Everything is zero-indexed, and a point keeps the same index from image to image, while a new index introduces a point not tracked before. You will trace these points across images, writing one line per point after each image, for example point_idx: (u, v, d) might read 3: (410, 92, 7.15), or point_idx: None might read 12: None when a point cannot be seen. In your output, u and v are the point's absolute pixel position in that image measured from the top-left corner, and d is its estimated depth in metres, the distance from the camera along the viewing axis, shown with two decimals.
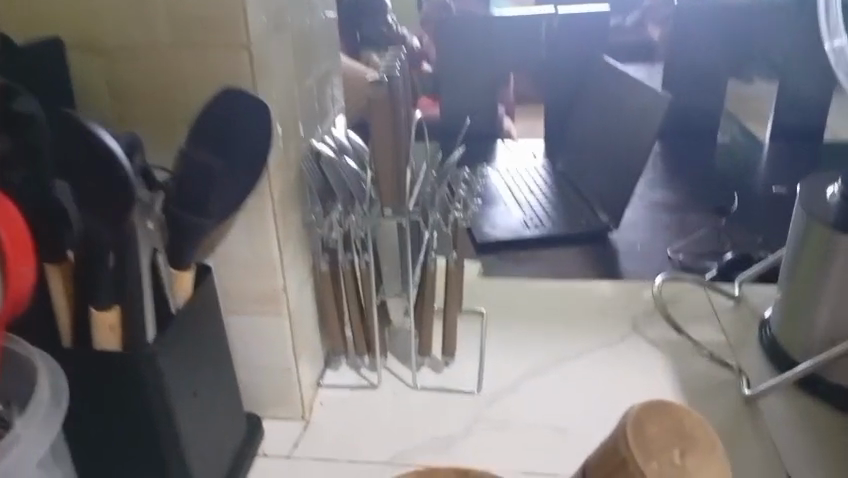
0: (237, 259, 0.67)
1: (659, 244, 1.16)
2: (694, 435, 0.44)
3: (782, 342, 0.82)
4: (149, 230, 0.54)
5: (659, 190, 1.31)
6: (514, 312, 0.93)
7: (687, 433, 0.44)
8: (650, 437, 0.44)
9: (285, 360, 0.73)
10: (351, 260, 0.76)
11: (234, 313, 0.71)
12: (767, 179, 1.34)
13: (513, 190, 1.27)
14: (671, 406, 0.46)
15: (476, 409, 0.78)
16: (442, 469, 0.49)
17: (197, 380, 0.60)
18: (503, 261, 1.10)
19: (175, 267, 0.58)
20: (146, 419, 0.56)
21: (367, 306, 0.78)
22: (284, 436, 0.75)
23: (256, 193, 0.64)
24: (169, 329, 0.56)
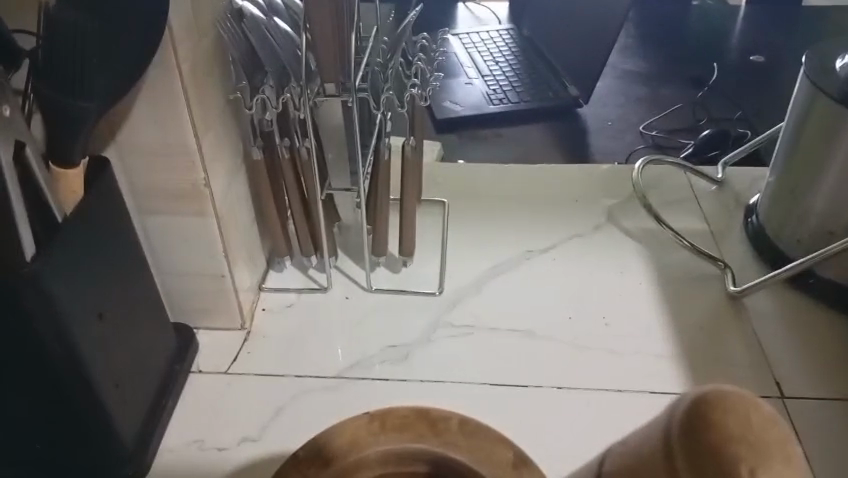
0: (144, 149, 0.55)
1: (634, 121, 1.06)
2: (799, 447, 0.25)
3: (771, 232, 0.75)
4: (12, 115, 0.41)
5: (635, 59, 1.19)
6: (478, 201, 0.84)
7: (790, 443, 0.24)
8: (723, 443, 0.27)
9: (216, 266, 0.62)
10: (288, 147, 0.64)
11: (150, 214, 0.59)
12: (750, 45, 1.23)
13: (475, 59, 1.13)
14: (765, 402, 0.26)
15: (436, 313, 0.70)
16: (397, 410, 0.41)
17: (104, 300, 0.50)
18: (464, 144, 0.99)
19: (59, 165, 0.46)
20: (39, 351, 0.46)
21: (311, 200, 0.67)
22: (221, 349, 0.66)
23: (159, 65, 0.51)
24: (53, 243, 0.44)
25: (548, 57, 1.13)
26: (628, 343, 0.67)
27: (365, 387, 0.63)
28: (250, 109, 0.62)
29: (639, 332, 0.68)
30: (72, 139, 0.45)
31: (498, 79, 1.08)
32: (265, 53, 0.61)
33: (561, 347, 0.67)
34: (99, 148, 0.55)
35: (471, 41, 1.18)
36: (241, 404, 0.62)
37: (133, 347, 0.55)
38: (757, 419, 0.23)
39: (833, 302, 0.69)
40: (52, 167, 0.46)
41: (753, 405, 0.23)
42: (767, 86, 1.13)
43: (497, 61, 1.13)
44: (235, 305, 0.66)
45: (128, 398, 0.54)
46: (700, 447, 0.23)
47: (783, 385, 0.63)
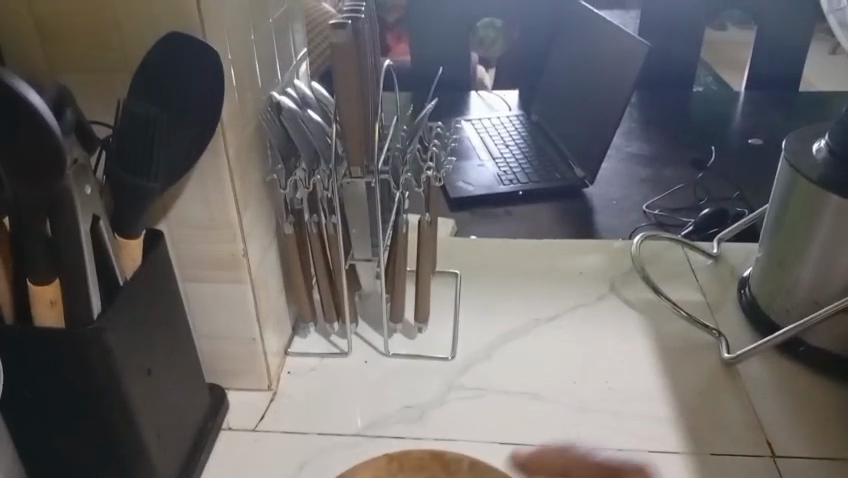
0: (192, 223, 0.63)
1: (638, 199, 1.12)
2: None
3: (763, 303, 0.80)
4: (91, 195, 0.47)
5: (636, 142, 1.27)
6: (489, 273, 0.89)
7: None
8: None
9: (248, 330, 0.69)
10: (317, 222, 0.71)
11: (193, 282, 0.66)
12: (746, 129, 1.31)
13: (487, 144, 1.22)
14: None
15: (449, 377, 0.75)
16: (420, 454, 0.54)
17: (152, 357, 0.56)
18: (477, 220, 1.06)
19: (122, 235, 0.53)
20: (93, 401, 0.52)
21: (336, 270, 0.74)
22: (248, 408, 0.71)
23: (211, 151, 0.59)
24: (117, 302, 0.51)
25: (554, 141, 1.21)
26: (628, 405, 0.71)
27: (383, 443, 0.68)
28: (283, 188, 0.69)
29: (639, 395, 0.72)
30: (133, 211, 0.52)
31: (508, 162, 1.16)
32: (298, 138, 0.69)
33: (567, 409, 0.71)
34: (152, 221, 0.63)
35: (482, 127, 1.28)
36: (267, 460, 0.66)
37: (172, 401, 0.60)
38: None
39: (822, 368, 0.73)
40: (116, 236, 0.53)
41: None
42: (763, 166, 1.20)
43: (508, 145, 1.21)
44: (263, 367, 0.72)
45: (166, 447, 0.59)
46: None
47: (775, 445, 0.67)
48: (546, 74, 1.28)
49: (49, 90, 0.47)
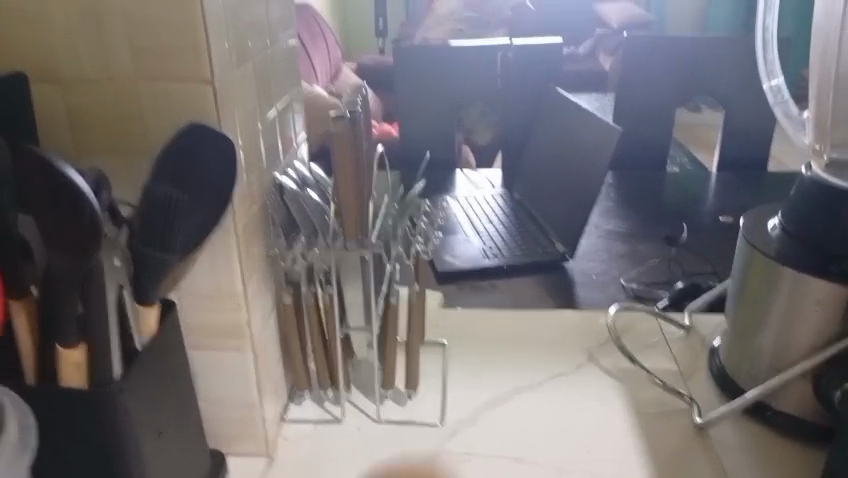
0: (199, 292, 0.68)
1: (615, 273, 1.18)
2: None
3: (730, 370, 0.85)
4: (117, 265, 0.52)
5: (613, 220, 1.35)
6: (475, 343, 0.94)
7: None
8: None
9: (248, 395, 0.73)
10: (314, 293, 0.76)
11: (198, 349, 0.71)
12: (717, 208, 1.39)
13: (472, 221, 1.29)
14: None
15: (437, 442, 0.79)
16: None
17: (162, 419, 0.60)
18: (460, 290, 1.10)
19: (141, 302, 0.57)
20: (108, 460, 0.55)
21: (331, 338, 0.79)
22: (246, 472, 0.74)
23: (221, 228, 0.65)
24: (133, 365, 0.55)
25: (535, 217, 1.29)
26: (607, 466, 0.75)
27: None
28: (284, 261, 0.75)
29: (617, 457, 0.76)
30: (152, 282, 0.56)
31: (492, 238, 1.23)
32: (299, 216, 0.76)
33: (549, 471, 0.75)
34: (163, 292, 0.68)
35: (466, 204, 1.35)
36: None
37: (178, 463, 0.64)
38: None
39: (788, 431, 0.78)
40: (134, 303, 0.57)
41: None
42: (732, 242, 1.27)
43: (491, 221, 1.28)
44: (261, 431, 0.75)
45: None
46: None
47: None
48: (525, 155, 1.37)
49: (90, 174, 0.53)
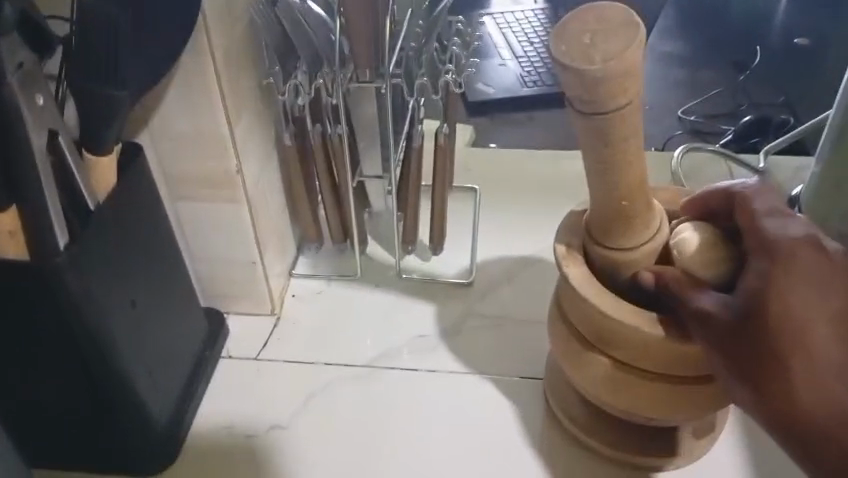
0: (176, 132, 0.55)
1: (675, 105, 1.02)
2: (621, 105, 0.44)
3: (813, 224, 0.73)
4: (41, 106, 0.41)
5: (675, 36, 1.12)
6: (511, 185, 0.80)
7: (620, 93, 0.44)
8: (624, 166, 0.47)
9: (247, 253, 0.62)
10: (321, 133, 0.63)
11: (183, 200, 0.59)
12: (788, 23, 1.11)
13: (509, 40, 1.06)
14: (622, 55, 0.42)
15: (466, 304, 0.69)
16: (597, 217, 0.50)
17: (136, 288, 0.50)
18: (496, 126, 0.96)
19: (91, 152, 0.46)
20: (72, 341, 0.46)
21: (343, 186, 0.66)
22: (249, 335, 0.66)
23: (193, 49, 0.50)
24: (86, 231, 0.44)
25: None
26: None
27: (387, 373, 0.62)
28: (282, 94, 0.61)
29: None
30: (103, 124, 0.44)
31: (532, 61, 1.03)
32: (296, 36, 0.60)
33: None
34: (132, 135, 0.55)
35: (506, 20, 1.10)
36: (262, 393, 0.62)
37: (166, 333, 0.55)
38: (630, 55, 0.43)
39: None
40: (85, 155, 0.46)
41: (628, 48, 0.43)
42: (815, 66, 1.06)
43: (531, 41, 1.06)
44: (266, 291, 0.66)
45: (160, 382, 0.54)
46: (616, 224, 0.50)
47: None
48: None
49: None
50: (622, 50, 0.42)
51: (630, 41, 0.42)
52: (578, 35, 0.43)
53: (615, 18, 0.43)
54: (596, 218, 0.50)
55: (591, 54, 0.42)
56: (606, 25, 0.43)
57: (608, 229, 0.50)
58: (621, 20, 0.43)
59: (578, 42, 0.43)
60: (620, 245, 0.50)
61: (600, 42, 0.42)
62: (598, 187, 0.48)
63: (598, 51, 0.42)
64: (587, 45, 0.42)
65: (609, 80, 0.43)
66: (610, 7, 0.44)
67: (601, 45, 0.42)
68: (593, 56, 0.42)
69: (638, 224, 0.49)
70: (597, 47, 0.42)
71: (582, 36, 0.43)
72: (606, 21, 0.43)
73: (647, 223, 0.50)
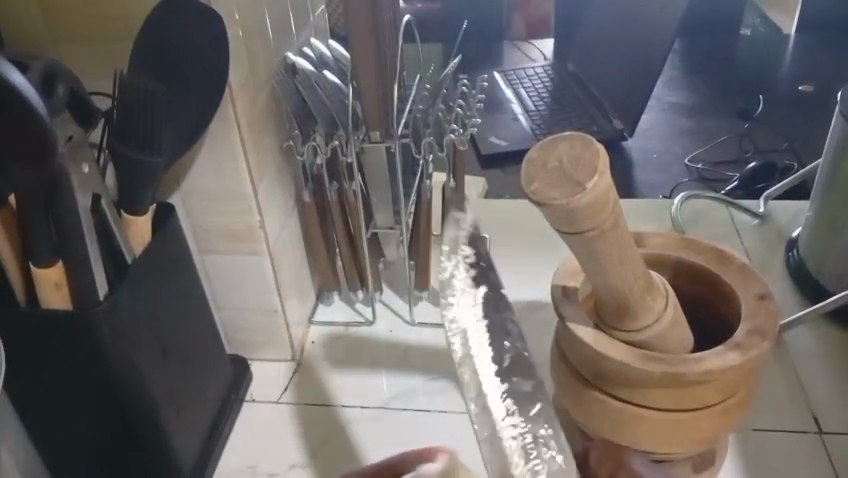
0: (204, 192, 0.60)
1: (680, 152, 1.05)
2: (594, 221, 0.41)
3: (810, 266, 0.76)
4: (87, 174, 0.46)
5: (678, 90, 1.16)
6: (519, 237, 0.84)
7: (595, 214, 0.41)
8: (624, 263, 0.45)
9: (270, 301, 0.67)
10: (337, 189, 0.68)
11: (210, 252, 0.65)
12: (793, 76, 1.16)
13: (520, 96, 1.10)
14: (593, 182, 0.40)
15: None
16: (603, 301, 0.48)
17: (167, 338, 0.55)
18: (508, 176, 0.98)
19: (129, 212, 0.51)
20: (109, 385, 0.51)
21: (357, 237, 0.71)
22: (272, 379, 0.70)
23: (219, 118, 0.56)
24: (123, 282, 0.49)
25: (591, 90, 1.11)
26: None
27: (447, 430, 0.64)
28: (302, 155, 0.66)
29: None
30: (140, 189, 0.50)
31: (543, 113, 1.06)
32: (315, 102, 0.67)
33: None
34: (164, 194, 0.61)
35: (518, 78, 1.15)
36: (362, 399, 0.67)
37: (194, 377, 0.59)
38: (600, 182, 0.40)
39: None
40: (123, 214, 0.51)
41: (599, 174, 0.40)
42: (816, 113, 1.09)
43: (542, 96, 1.10)
44: (286, 338, 0.70)
45: (187, 423, 0.58)
46: (620, 313, 0.48)
47: (822, 420, 0.62)
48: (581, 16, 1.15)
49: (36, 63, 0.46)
50: (573, 195, 0.39)
51: (585, 182, 0.39)
52: (547, 159, 0.41)
53: (591, 156, 0.40)
54: (604, 303, 0.48)
55: (538, 185, 0.40)
56: (576, 160, 0.40)
57: (616, 316, 0.48)
58: (593, 157, 0.40)
59: (548, 169, 0.40)
60: (627, 330, 0.49)
61: (552, 182, 0.40)
62: (604, 279, 0.46)
63: (549, 185, 0.40)
64: (540, 174, 0.41)
65: (563, 213, 0.40)
66: (593, 143, 0.40)
67: (556, 181, 0.40)
68: (541, 185, 0.40)
69: (639, 310, 0.48)
70: (572, 171, 0.40)
71: (547, 162, 0.41)
72: (574, 151, 0.41)
73: (650, 308, 0.48)
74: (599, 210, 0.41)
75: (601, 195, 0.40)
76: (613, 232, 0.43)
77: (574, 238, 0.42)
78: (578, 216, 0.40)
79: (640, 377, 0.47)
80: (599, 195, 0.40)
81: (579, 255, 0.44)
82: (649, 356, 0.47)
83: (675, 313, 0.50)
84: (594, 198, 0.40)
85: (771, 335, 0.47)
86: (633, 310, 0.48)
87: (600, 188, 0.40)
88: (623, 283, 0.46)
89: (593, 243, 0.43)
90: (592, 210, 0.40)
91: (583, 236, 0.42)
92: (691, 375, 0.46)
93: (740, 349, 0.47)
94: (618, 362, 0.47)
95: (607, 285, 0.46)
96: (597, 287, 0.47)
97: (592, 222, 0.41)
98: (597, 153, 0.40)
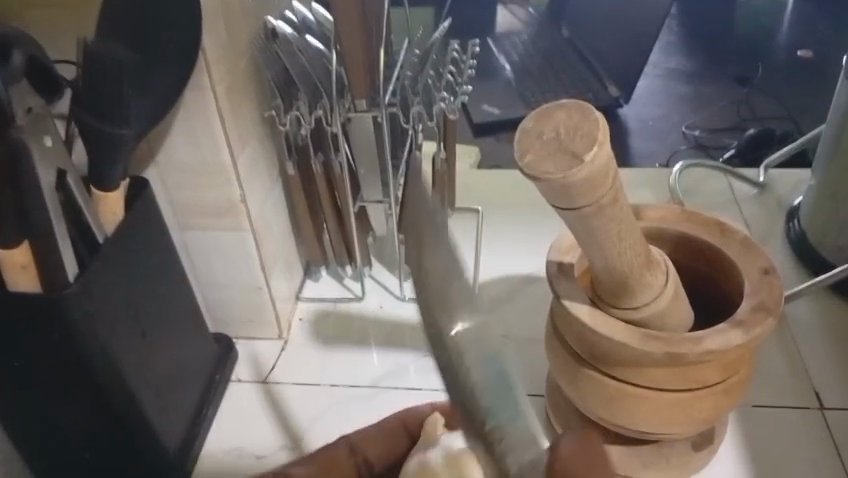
0: (181, 166, 0.57)
1: (677, 119, 1.02)
2: (592, 196, 0.39)
3: (811, 237, 0.73)
4: (50, 148, 0.43)
5: (676, 55, 1.12)
6: (512, 209, 0.82)
7: (593, 188, 0.38)
8: (623, 239, 0.43)
9: (254, 278, 0.64)
10: (322, 161, 0.65)
11: (190, 228, 0.62)
12: (793, 40, 1.13)
13: (513, 62, 1.07)
14: (592, 154, 0.37)
15: None
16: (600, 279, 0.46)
17: (144, 320, 0.52)
18: (500, 145, 0.95)
19: (99, 188, 0.48)
20: (84, 369, 0.48)
21: (344, 210, 0.68)
22: (258, 358, 0.68)
23: (194, 87, 0.53)
24: (93, 263, 0.46)
25: (586, 56, 1.07)
26: None
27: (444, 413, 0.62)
28: (285, 125, 0.63)
29: None
30: (109, 163, 0.47)
31: (536, 80, 1.03)
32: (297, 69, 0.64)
33: None
34: (140, 168, 0.58)
35: (510, 43, 1.11)
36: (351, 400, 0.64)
37: (175, 359, 0.57)
38: (599, 154, 0.37)
39: None
40: (93, 190, 0.48)
41: (599, 146, 0.37)
42: (816, 78, 1.06)
43: (536, 62, 1.07)
44: (272, 315, 0.67)
45: (168, 406, 0.56)
46: (619, 292, 0.46)
47: (823, 395, 0.61)
48: None
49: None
50: (570, 168, 0.37)
51: (583, 154, 0.37)
52: (542, 128, 0.39)
53: (589, 126, 0.38)
54: (601, 281, 0.46)
55: (532, 156, 0.38)
56: (574, 130, 0.38)
57: (614, 294, 0.46)
58: (591, 127, 0.38)
59: (542, 140, 0.38)
60: (625, 308, 0.47)
61: (547, 154, 0.38)
62: (601, 255, 0.44)
63: (544, 157, 0.38)
64: (535, 145, 0.38)
65: (559, 187, 0.38)
66: (592, 112, 0.38)
67: (552, 153, 0.38)
68: (536, 158, 0.38)
69: (638, 287, 0.45)
70: (568, 142, 0.38)
71: (543, 133, 0.39)
72: (572, 120, 0.38)
73: (650, 285, 0.46)
74: (598, 185, 0.38)
75: (599, 168, 0.38)
76: (613, 207, 0.41)
77: (569, 213, 0.40)
78: (574, 191, 0.38)
79: (638, 357, 0.45)
80: (598, 168, 0.38)
81: (574, 231, 0.42)
82: (649, 335, 0.45)
83: (676, 289, 0.48)
84: (592, 172, 0.37)
85: (775, 312, 0.45)
86: (631, 288, 0.46)
87: (599, 161, 0.38)
88: (622, 260, 0.44)
89: (589, 219, 0.41)
90: (589, 184, 0.38)
91: (580, 211, 0.40)
92: (692, 355, 0.44)
93: (743, 327, 0.45)
94: (616, 342, 0.45)
95: (604, 262, 0.44)
96: (593, 263, 0.45)
97: (589, 197, 0.39)
98: (597, 122, 0.38)
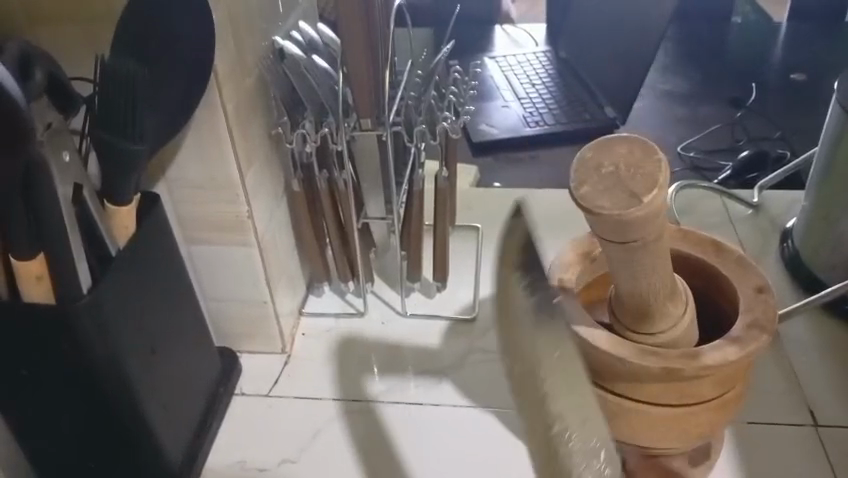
0: (189, 180, 0.59)
1: (674, 140, 1.04)
2: (636, 234, 0.40)
3: (804, 257, 0.75)
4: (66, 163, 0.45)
5: (671, 78, 1.15)
6: (510, 227, 0.83)
7: (641, 225, 0.40)
8: (649, 262, 0.44)
9: (258, 292, 0.65)
10: (327, 178, 0.66)
11: (197, 243, 0.63)
12: (786, 64, 1.15)
13: (512, 83, 1.09)
14: (651, 195, 0.39)
15: (469, 339, 0.71)
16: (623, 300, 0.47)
17: (153, 334, 0.53)
18: (499, 164, 0.97)
19: (113, 203, 0.50)
20: (93, 379, 0.49)
21: (348, 225, 0.69)
22: (261, 372, 0.69)
23: (205, 104, 0.54)
24: (105, 275, 0.47)
25: (583, 77, 1.09)
26: None
27: (438, 426, 0.63)
28: (290, 143, 0.64)
29: None
30: (123, 177, 0.48)
31: (535, 101, 1.05)
32: (303, 89, 0.65)
33: None
34: (150, 182, 0.59)
35: (509, 65, 1.13)
36: (357, 450, 0.62)
37: (181, 372, 0.58)
38: (654, 196, 0.39)
39: None
40: (107, 204, 0.50)
41: (657, 189, 0.39)
42: (811, 101, 1.08)
43: (534, 84, 1.08)
44: (275, 330, 0.68)
45: (174, 418, 0.57)
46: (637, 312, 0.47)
47: (817, 412, 0.62)
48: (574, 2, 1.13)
49: (14, 47, 0.44)
50: (626, 207, 0.39)
51: (642, 194, 0.39)
52: (600, 161, 0.41)
53: (652, 169, 0.40)
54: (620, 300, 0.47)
55: (588, 188, 0.40)
56: (635, 168, 0.40)
57: (632, 315, 0.47)
58: (654, 169, 0.40)
59: (595, 169, 0.41)
60: (642, 331, 0.48)
61: (603, 189, 0.39)
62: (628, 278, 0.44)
63: (598, 191, 0.39)
64: (592, 178, 0.40)
65: None
66: (656, 152, 0.40)
67: (610, 188, 0.40)
68: (590, 190, 0.40)
69: (658, 310, 0.47)
70: (629, 180, 0.39)
71: (601, 166, 0.41)
72: (632, 157, 0.40)
73: (670, 313, 0.47)
74: (638, 222, 0.39)
75: (653, 211, 0.39)
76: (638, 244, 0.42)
77: (612, 245, 0.42)
78: (621, 225, 0.39)
79: (636, 372, 0.46)
80: (649, 208, 0.39)
81: None
82: (647, 350, 0.46)
83: (693, 319, 0.49)
84: (646, 214, 0.39)
85: (770, 329, 0.46)
86: (651, 311, 0.47)
87: (653, 203, 0.39)
88: (645, 281, 0.45)
89: (626, 252, 0.42)
90: (640, 224, 0.39)
91: (628, 245, 0.41)
92: (689, 371, 0.45)
93: (739, 343, 0.46)
94: (615, 356, 0.46)
95: (627, 283, 0.45)
96: (619, 286, 0.46)
97: (639, 232, 0.40)
98: (657, 161, 0.40)
